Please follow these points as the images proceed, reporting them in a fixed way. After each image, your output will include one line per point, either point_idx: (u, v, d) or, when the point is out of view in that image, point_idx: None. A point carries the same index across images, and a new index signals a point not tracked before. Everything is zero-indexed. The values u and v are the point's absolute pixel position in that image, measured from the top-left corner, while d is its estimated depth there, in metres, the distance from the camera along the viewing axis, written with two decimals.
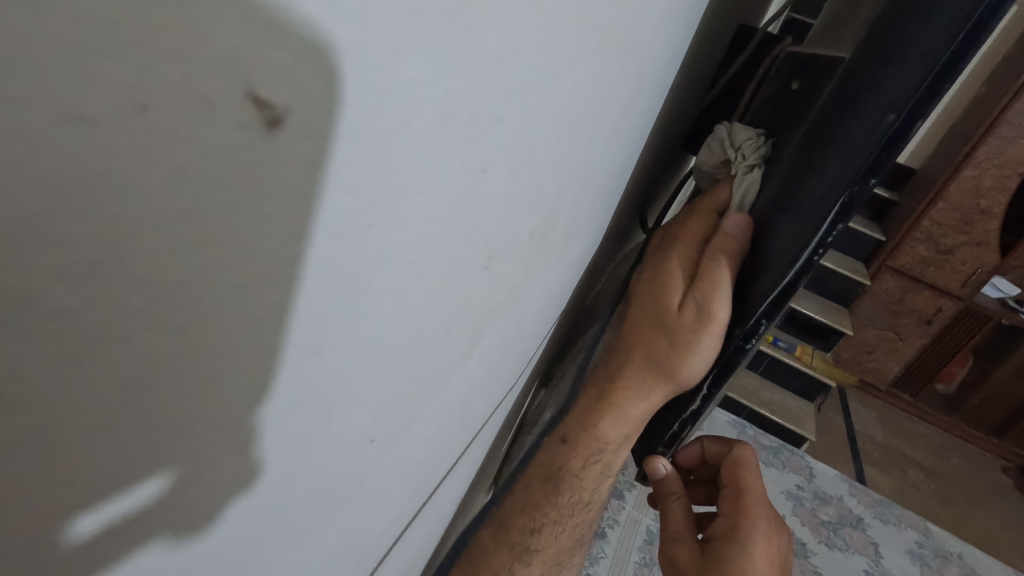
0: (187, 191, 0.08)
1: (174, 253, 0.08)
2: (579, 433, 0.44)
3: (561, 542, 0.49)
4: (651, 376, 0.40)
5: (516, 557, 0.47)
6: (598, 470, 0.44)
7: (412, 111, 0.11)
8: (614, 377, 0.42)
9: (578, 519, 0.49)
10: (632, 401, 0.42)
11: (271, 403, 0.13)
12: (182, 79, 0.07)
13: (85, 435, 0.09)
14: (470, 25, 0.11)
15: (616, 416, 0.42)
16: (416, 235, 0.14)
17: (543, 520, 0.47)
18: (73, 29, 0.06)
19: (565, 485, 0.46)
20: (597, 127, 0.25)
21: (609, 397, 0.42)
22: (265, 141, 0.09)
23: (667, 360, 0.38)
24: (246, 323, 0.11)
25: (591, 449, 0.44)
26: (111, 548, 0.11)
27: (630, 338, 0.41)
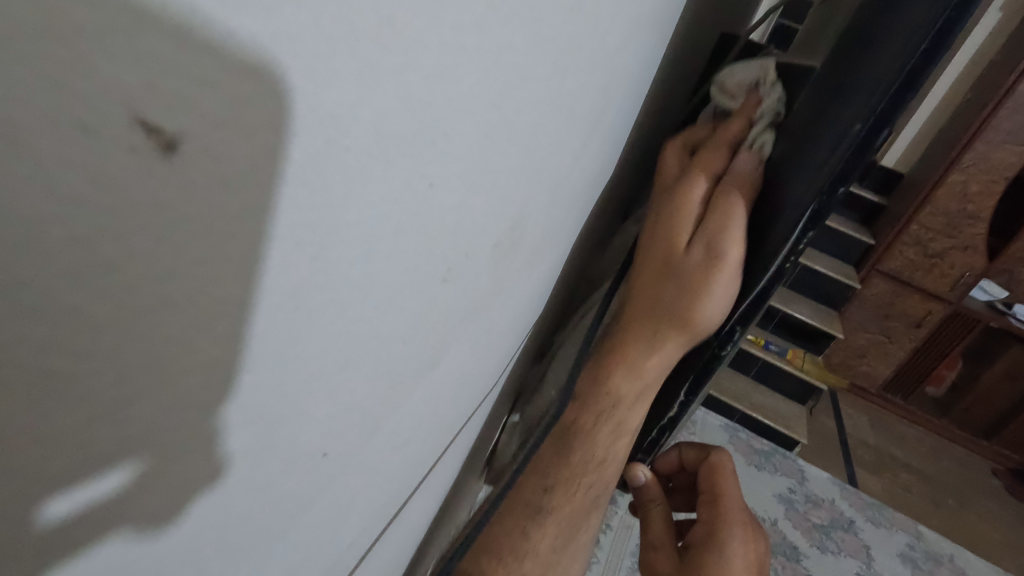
0: (72, 218, 0.08)
1: (72, 280, 0.08)
2: (590, 389, 0.37)
3: (578, 506, 0.39)
4: (658, 326, 0.35)
5: (527, 519, 0.38)
6: (611, 429, 0.38)
7: (340, 131, 0.11)
8: (619, 333, 0.37)
9: (592, 481, 0.39)
10: (643, 354, 0.36)
11: (231, 408, 0.13)
12: (48, 108, 0.07)
13: (54, 419, 0.09)
14: (400, 46, 0.11)
15: (628, 371, 0.36)
16: (359, 250, 0.14)
17: (555, 478, 0.38)
18: None
19: (575, 444, 0.38)
20: (563, 136, 0.25)
21: (620, 350, 0.37)
22: (162, 166, 0.08)
23: (674, 304, 0.34)
24: (169, 347, 0.10)
25: (600, 407, 0.37)
26: (77, 537, 0.11)
27: (632, 291, 0.38)
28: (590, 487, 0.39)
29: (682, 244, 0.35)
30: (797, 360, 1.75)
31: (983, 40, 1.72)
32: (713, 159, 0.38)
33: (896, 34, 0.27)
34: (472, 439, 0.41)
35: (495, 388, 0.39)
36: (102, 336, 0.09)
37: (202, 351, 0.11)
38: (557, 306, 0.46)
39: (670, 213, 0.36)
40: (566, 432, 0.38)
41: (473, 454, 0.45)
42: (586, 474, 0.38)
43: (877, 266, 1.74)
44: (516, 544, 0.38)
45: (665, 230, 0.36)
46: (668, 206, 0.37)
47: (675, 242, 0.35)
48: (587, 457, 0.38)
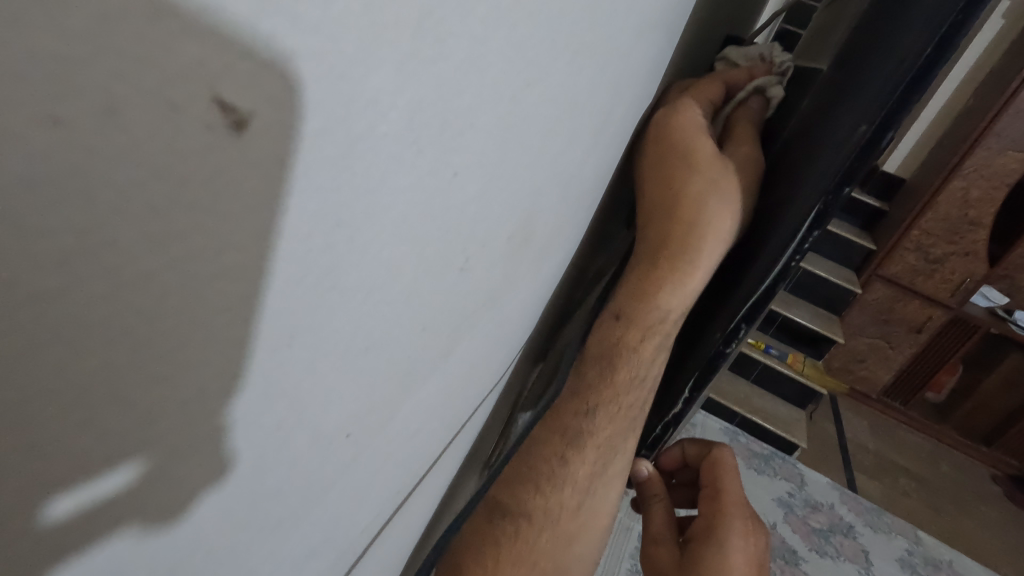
0: (154, 187, 0.08)
1: (151, 246, 0.09)
2: (632, 306, 0.33)
3: (617, 427, 0.35)
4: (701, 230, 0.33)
5: (567, 445, 0.34)
6: (653, 351, 0.35)
7: (378, 117, 0.12)
8: (653, 244, 0.34)
9: (633, 402, 0.36)
10: (690, 263, 0.33)
11: (241, 402, 0.13)
12: (147, 86, 0.08)
13: (79, 410, 0.10)
14: (434, 36, 0.12)
15: (678, 279, 0.33)
16: (388, 234, 0.15)
17: (599, 398, 0.34)
18: (42, 38, 0.06)
19: (621, 362, 0.34)
20: (576, 131, 0.25)
21: (663, 256, 0.33)
22: (231, 142, 0.09)
23: (715, 208, 0.33)
24: (224, 316, 0.11)
25: (650, 322, 0.34)
26: (79, 537, 0.11)
27: (654, 207, 0.34)
28: (630, 407, 0.36)
29: (709, 150, 0.34)
30: (797, 364, 1.76)
31: (988, 45, 1.72)
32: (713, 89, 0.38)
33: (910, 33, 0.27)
34: (475, 435, 0.41)
35: (497, 384, 0.39)
36: (136, 321, 0.09)
37: (222, 343, 0.11)
38: (559, 298, 0.45)
39: (686, 126, 0.35)
40: (606, 352, 0.34)
41: (471, 455, 0.44)
42: (628, 394, 0.35)
43: (878, 271, 1.75)
44: (554, 470, 0.34)
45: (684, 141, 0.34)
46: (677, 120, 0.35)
47: (698, 149, 0.34)
48: (630, 374, 0.35)
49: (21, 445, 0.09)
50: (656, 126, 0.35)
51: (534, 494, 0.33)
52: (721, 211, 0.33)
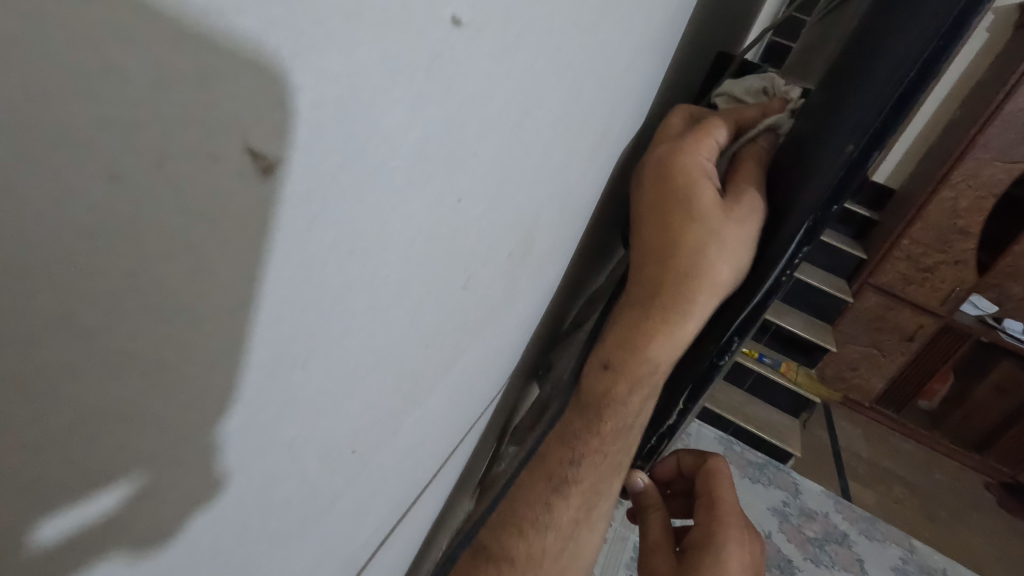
0: (191, 228, 0.09)
1: (185, 279, 0.10)
2: (621, 356, 0.34)
3: (602, 474, 0.38)
4: (695, 285, 0.32)
5: (552, 490, 0.37)
6: (642, 396, 0.35)
7: (391, 152, 0.13)
8: (642, 298, 0.33)
9: (618, 449, 0.38)
10: (682, 317, 0.32)
11: (233, 417, 0.13)
12: (190, 139, 0.08)
13: (86, 430, 0.10)
14: (443, 76, 0.13)
15: (668, 334, 0.33)
16: (397, 258, 0.16)
17: (583, 450, 0.36)
18: (107, 105, 0.07)
19: (607, 414, 0.35)
20: (573, 152, 0.26)
21: (654, 308, 0.33)
22: (260, 184, 0.10)
23: (714, 262, 0.32)
24: (244, 341, 0.12)
25: (640, 373, 0.34)
26: (70, 559, 0.11)
27: (653, 252, 0.34)
28: (615, 456, 0.38)
29: (715, 197, 0.33)
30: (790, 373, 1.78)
31: (973, 59, 1.76)
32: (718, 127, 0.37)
33: (891, 58, 0.28)
34: (471, 450, 0.41)
35: (493, 399, 0.39)
36: (143, 351, 0.10)
37: (224, 367, 0.12)
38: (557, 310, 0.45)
39: (690, 169, 0.34)
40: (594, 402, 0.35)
41: (467, 468, 0.45)
42: (615, 444, 0.37)
43: (869, 280, 1.77)
44: (537, 518, 0.37)
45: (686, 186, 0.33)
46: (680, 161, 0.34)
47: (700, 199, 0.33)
48: (618, 425, 0.36)
49: (50, 464, 0.09)
50: (659, 166, 0.35)
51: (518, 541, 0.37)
52: (718, 267, 0.32)
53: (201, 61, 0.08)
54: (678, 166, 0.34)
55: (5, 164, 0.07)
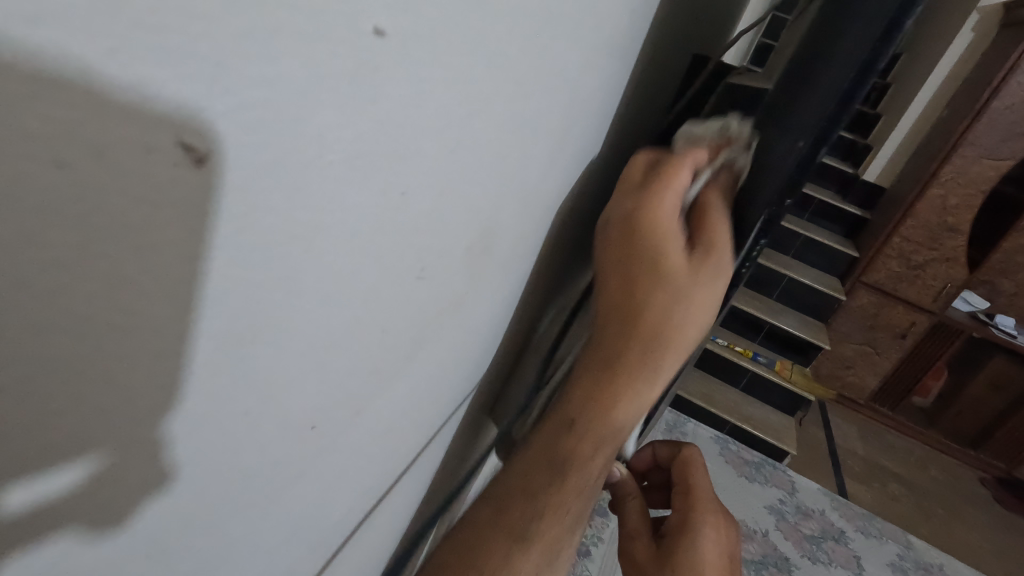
0: (134, 211, 0.11)
1: (131, 257, 0.11)
2: (587, 415, 0.32)
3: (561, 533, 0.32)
4: (663, 339, 0.31)
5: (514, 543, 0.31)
6: (604, 461, 0.33)
7: (325, 148, 0.14)
8: (602, 357, 0.32)
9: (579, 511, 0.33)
10: (648, 377, 0.31)
11: (179, 404, 0.14)
12: (131, 135, 0.10)
13: (51, 398, 0.11)
14: (372, 82, 0.14)
15: (638, 395, 0.32)
16: (341, 247, 0.17)
17: (551, 497, 0.32)
18: (59, 108, 0.09)
19: (573, 469, 0.32)
20: (528, 151, 0.28)
21: (617, 371, 0.31)
22: (197, 175, 0.11)
23: (682, 319, 0.31)
24: (192, 317, 0.13)
25: (607, 433, 0.32)
26: (33, 526, 0.13)
27: (619, 300, 0.32)
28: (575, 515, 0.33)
29: (678, 258, 0.31)
30: (785, 371, 1.80)
31: (959, 59, 1.79)
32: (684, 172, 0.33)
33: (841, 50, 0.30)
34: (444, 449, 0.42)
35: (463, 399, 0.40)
36: (99, 325, 0.11)
37: (172, 343, 0.13)
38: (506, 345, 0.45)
39: (658, 221, 0.32)
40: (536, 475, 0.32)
41: (444, 470, 0.46)
42: (572, 507, 0.32)
43: (861, 277, 1.80)
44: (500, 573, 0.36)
45: (653, 321, 0.31)
46: (647, 216, 0.32)
47: (667, 257, 0.31)
48: (578, 485, 0.32)
49: (22, 424, 0.11)
50: (626, 221, 0.32)
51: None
52: (688, 318, 0.31)
53: (133, 73, 0.09)
54: (649, 215, 0.32)
55: None
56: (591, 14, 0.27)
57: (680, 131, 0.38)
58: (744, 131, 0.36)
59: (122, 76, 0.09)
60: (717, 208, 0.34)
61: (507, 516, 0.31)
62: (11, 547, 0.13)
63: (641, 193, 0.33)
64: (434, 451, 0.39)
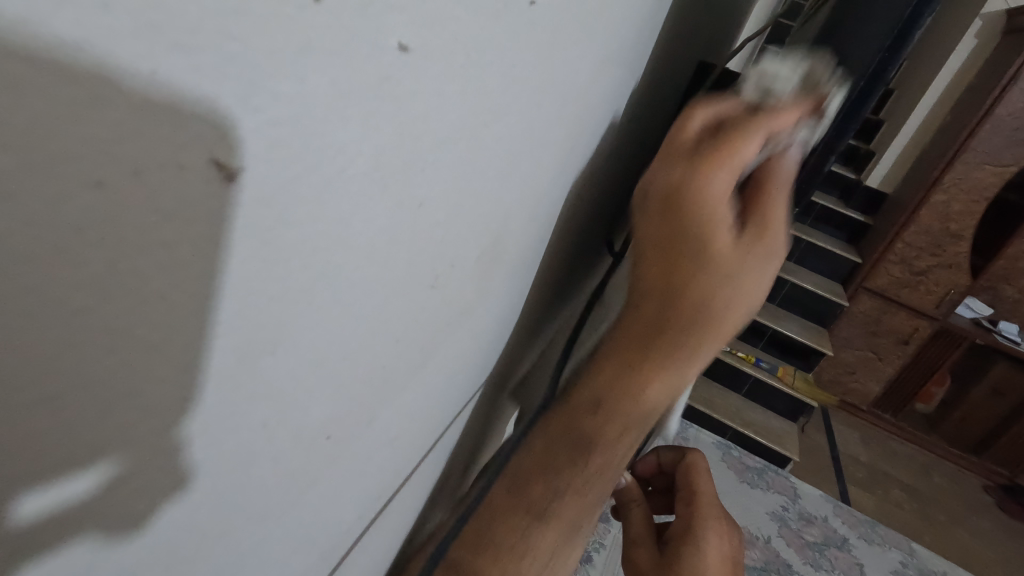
0: (161, 224, 0.11)
1: (155, 270, 0.11)
2: (609, 395, 0.32)
3: (590, 500, 0.35)
4: (699, 328, 0.29)
5: (532, 520, 0.34)
6: (629, 441, 0.34)
7: (347, 162, 0.14)
8: (638, 339, 0.30)
9: (605, 481, 0.35)
10: (681, 365, 0.31)
11: (197, 415, 0.15)
12: (159, 151, 0.10)
13: (71, 405, 0.11)
14: (394, 95, 0.14)
15: (668, 381, 0.31)
16: (358, 258, 0.17)
17: (567, 483, 0.33)
18: (91, 123, 0.09)
19: (597, 447, 0.33)
20: (541, 160, 0.28)
21: (646, 360, 0.30)
22: (221, 191, 0.11)
23: (727, 304, 0.29)
24: (211, 329, 0.13)
25: (632, 417, 0.32)
26: (53, 532, 0.13)
27: (651, 283, 0.29)
28: (596, 491, 0.35)
29: (728, 244, 0.28)
30: (788, 376, 1.79)
31: (961, 66, 1.79)
32: (751, 146, 0.27)
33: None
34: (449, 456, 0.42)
35: (468, 406, 0.40)
36: (121, 335, 0.11)
37: (191, 352, 0.13)
38: (511, 352, 0.45)
39: (710, 199, 0.27)
40: (557, 446, 0.33)
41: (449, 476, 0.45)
42: (594, 481, 0.34)
43: (865, 283, 1.80)
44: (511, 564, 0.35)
45: (692, 310, 0.29)
46: (693, 191, 0.27)
47: (715, 239, 0.28)
48: (602, 462, 0.34)
49: (44, 435, 0.11)
50: (668, 197, 0.28)
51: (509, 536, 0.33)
52: (733, 305, 0.29)
53: (169, 89, 0.09)
54: (694, 195, 0.27)
55: (24, 172, 0.08)
56: (605, 24, 0.27)
57: (755, 68, 0.33)
58: (834, 96, 0.33)
59: (155, 92, 0.09)
60: (777, 186, 0.30)
61: (527, 496, 0.34)
62: (31, 552, 0.13)
63: (692, 159, 0.28)
64: (439, 459, 0.39)
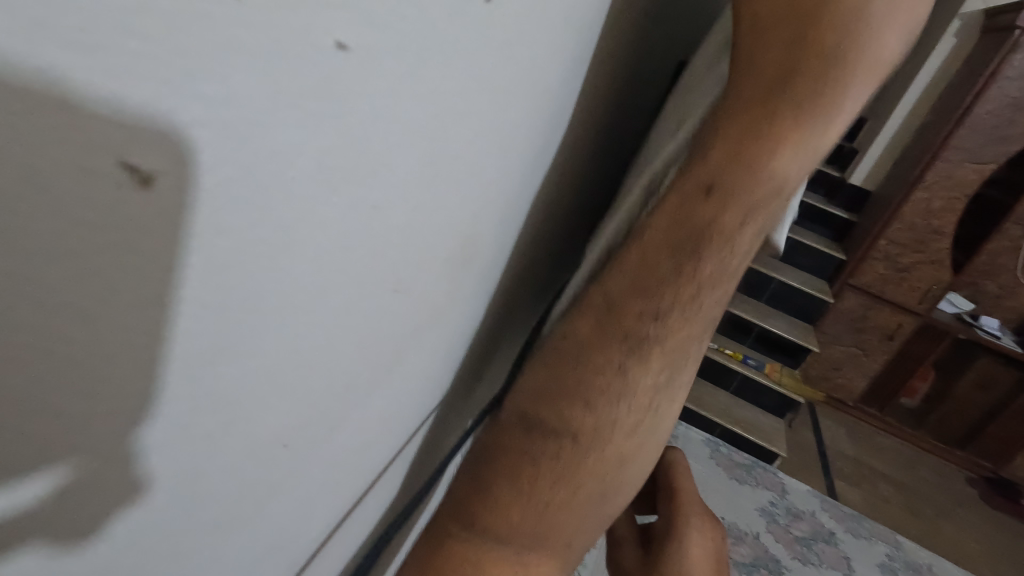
0: (73, 233, 0.10)
1: (73, 281, 0.11)
2: (729, 173, 0.23)
3: (681, 346, 0.27)
4: (857, 64, 0.21)
5: (628, 354, 0.26)
6: (758, 235, 0.24)
7: (286, 165, 0.14)
8: (755, 97, 0.22)
9: (708, 318, 0.26)
10: (824, 122, 0.22)
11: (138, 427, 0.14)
12: (61, 155, 0.09)
13: None
14: (336, 96, 0.14)
15: (804, 142, 0.22)
16: (307, 263, 0.17)
17: (674, 294, 0.25)
18: None
19: (709, 250, 0.24)
20: (514, 160, 0.28)
21: (773, 113, 0.22)
22: (136, 195, 0.11)
23: (887, 17, 0.20)
24: (145, 341, 0.13)
25: (762, 200, 0.23)
26: None
27: (771, 22, 0.22)
28: (707, 318, 0.26)
29: None
30: (775, 373, 1.80)
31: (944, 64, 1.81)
32: None
33: None
34: (421, 458, 0.41)
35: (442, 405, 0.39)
36: (39, 350, 0.11)
37: (120, 364, 0.13)
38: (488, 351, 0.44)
39: None
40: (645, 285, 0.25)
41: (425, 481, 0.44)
42: (698, 316, 0.26)
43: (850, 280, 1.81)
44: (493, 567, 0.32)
45: (838, 17, 0.20)
46: None
47: None
48: (718, 270, 0.24)
49: None
50: None
51: (583, 409, 0.26)
52: (891, 23, 0.20)
53: (63, 94, 0.09)
54: None
55: None
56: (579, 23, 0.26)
57: None
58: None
59: (51, 96, 0.09)
60: None
61: (618, 321, 0.26)
62: None
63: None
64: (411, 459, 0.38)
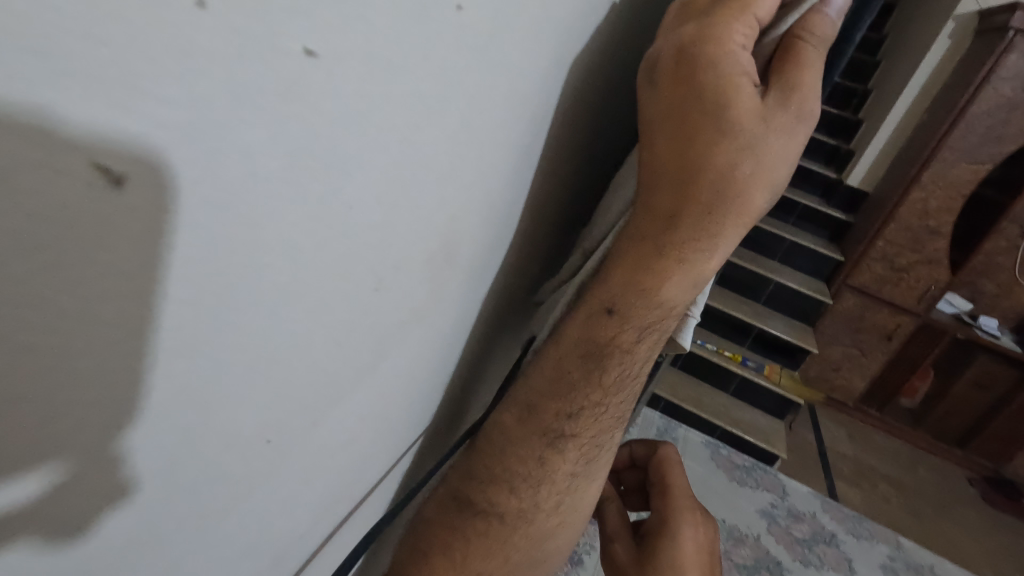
0: (47, 230, 0.11)
1: (49, 277, 0.11)
2: (625, 298, 0.30)
3: (604, 427, 0.34)
4: (726, 212, 0.28)
5: (547, 445, 0.33)
6: (651, 345, 0.32)
7: (256, 164, 0.14)
8: (651, 229, 0.29)
9: (620, 402, 0.34)
10: (700, 257, 0.29)
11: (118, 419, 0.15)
12: (38, 157, 0.10)
13: None
14: (305, 96, 0.15)
15: (685, 276, 0.29)
16: (281, 260, 0.17)
17: (585, 396, 0.32)
18: None
19: (612, 360, 0.32)
20: (495, 160, 0.28)
21: (665, 246, 0.29)
22: (108, 194, 0.12)
23: (750, 182, 0.27)
24: (117, 332, 0.13)
25: (651, 318, 0.31)
26: None
27: (661, 170, 0.28)
28: (619, 406, 0.34)
29: (750, 108, 0.26)
30: (774, 374, 1.81)
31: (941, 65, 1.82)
32: None
33: None
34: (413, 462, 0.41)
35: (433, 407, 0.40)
36: (18, 344, 0.11)
37: (95, 356, 0.13)
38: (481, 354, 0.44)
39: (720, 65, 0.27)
40: (562, 387, 0.32)
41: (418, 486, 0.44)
42: (615, 397, 0.33)
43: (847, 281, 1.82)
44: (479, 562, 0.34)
45: (710, 178, 0.27)
46: (716, 63, 0.26)
47: (736, 103, 0.26)
48: (621, 374, 0.32)
49: None
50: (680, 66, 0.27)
51: (507, 494, 0.34)
52: (753, 185, 0.27)
53: (32, 102, 0.09)
54: (704, 61, 0.27)
55: None
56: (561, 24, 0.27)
57: None
58: None
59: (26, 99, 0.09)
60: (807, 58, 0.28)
61: (540, 417, 0.33)
62: None
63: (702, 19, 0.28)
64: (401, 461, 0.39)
